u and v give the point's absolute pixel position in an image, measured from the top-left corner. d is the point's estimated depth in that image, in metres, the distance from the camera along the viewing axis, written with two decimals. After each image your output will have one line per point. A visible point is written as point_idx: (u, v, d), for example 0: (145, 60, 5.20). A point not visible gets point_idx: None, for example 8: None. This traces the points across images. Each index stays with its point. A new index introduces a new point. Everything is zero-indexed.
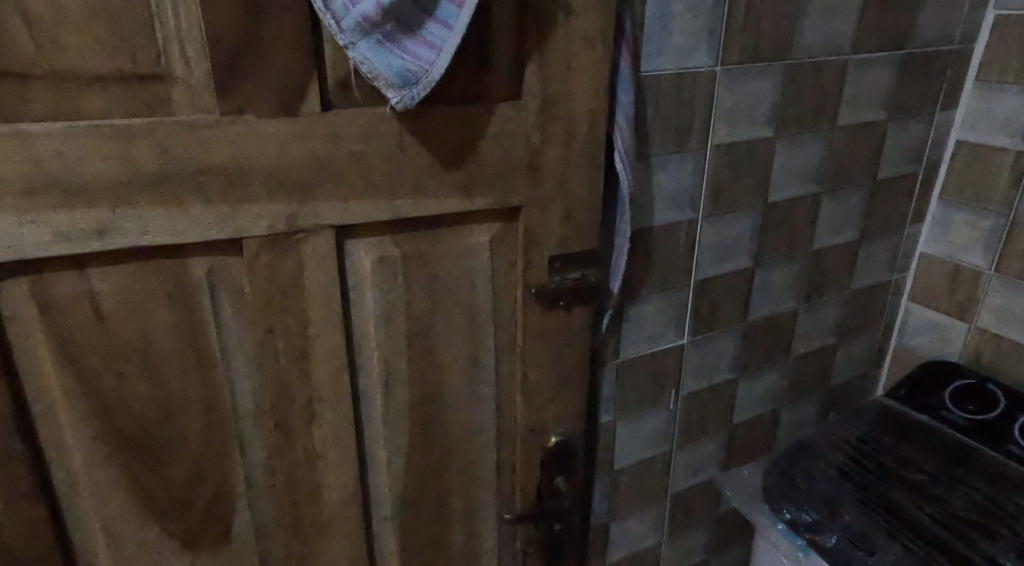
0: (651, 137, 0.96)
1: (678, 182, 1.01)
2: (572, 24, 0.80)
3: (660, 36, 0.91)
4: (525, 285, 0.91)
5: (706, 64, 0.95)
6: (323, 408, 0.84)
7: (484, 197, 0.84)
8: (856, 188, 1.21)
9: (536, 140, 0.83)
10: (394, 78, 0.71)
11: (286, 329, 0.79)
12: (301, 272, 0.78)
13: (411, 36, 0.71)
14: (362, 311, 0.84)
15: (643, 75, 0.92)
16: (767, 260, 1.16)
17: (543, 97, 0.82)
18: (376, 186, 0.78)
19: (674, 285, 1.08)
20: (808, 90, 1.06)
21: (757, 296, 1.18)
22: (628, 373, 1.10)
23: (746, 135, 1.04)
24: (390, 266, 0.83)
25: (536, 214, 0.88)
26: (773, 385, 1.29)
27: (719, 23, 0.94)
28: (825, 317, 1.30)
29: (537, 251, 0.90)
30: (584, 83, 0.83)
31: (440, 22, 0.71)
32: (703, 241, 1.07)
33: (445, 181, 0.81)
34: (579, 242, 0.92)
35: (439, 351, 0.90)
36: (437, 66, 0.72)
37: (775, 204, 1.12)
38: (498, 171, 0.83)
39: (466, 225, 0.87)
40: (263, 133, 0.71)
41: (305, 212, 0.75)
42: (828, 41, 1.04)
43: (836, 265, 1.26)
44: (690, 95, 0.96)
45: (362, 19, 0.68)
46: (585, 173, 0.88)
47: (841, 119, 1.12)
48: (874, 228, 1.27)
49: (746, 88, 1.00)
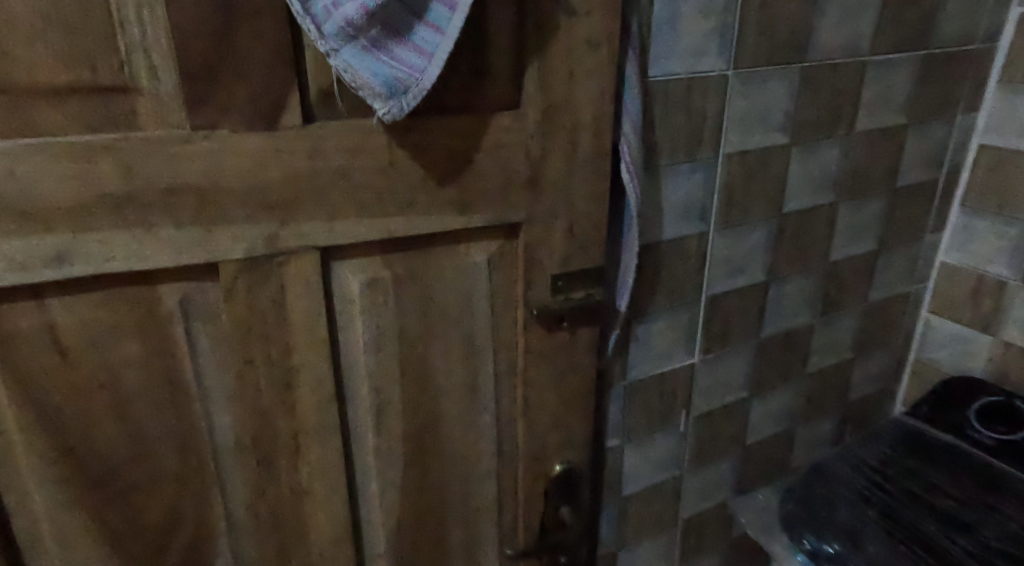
0: (659, 146, 0.89)
1: (688, 193, 0.95)
2: (574, 26, 0.75)
3: (669, 39, 0.85)
4: (526, 306, 0.86)
5: (718, 67, 0.89)
6: (309, 441, 0.79)
7: (480, 213, 0.78)
8: (873, 196, 1.14)
9: (537, 151, 0.78)
10: (381, 88, 0.64)
11: (267, 358, 0.73)
12: (283, 296, 0.72)
13: (399, 42, 0.65)
14: (351, 338, 0.78)
15: (650, 81, 0.85)
16: (781, 273, 1.10)
17: (543, 105, 0.77)
18: (363, 203, 0.72)
19: (684, 302, 1.02)
20: (824, 94, 1.00)
21: (770, 312, 1.12)
22: (635, 395, 1.04)
23: (760, 143, 0.98)
24: (380, 288, 0.77)
25: (536, 230, 0.82)
26: (788, 403, 1.23)
27: (732, 24, 0.88)
28: (841, 332, 1.23)
29: (537, 269, 0.84)
30: (587, 89, 0.78)
31: (430, 26, 0.65)
32: (715, 255, 1.01)
33: (439, 197, 0.75)
34: (582, 259, 0.86)
35: (435, 377, 0.84)
36: (428, 73, 0.66)
37: (789, 215, 1.06)
38: (495, 185, 0.78)
39: (463, 243, 0.81)
40: (238, 148, 0.65)
41: (286, 232, 0.70)
42: (845, 42, 0.98)
43: (852, 278, 1.20)
44: (701, 102, 0.90)
45: (344, 23, 0.62)
46: (588, 185, 0.83)
47: (859, 124, 1.06)
48: (893, 237, 1.21)
49: (760, 93, 0.94)
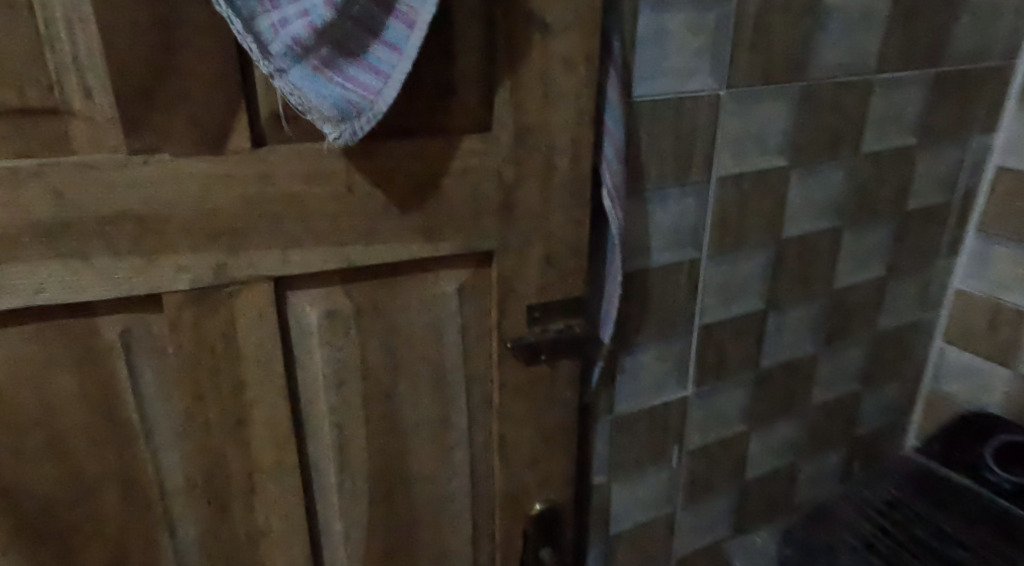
0: (646, 170, 0.84)
1: (678, 219, 0.90)
2: (549, 43, 0.70)
3: (655, 57, 0.79)
4: (500, 339, 0.81)
5: (709, 87, 0.84)
6: (266, 480, 0.74)
7: (449, 242, 0.74)
8: (881, 222, 1.08)
9: (510, 176, 0.74)
10: (331, 111, 0.60)
11: (218, 395, 0.69)
12: (233, 328, 0.68)
13: (353, 62, 0.60)
14: (309, 373, 0.74)
15: (636, 101, 0.80)
16: (781, 301, 1.04)
17: (516, 127, 0.72)
18: (320, 231, 0.68)
19: (675, 332, 0.97)
20: (826, 114, 0.94)
21: (769, 342, 1.06)
22: (622, 429, 0.98)
23: (756, 165, 0.92)
24: (340, 320, 0.73)
25: (510, 259, 0.78)
26: (789, 437, 1.17)
27: (724, 41, 0.83)
28: (847, 362, 1.17)
29: (512, 300, 0.80)
30: (563, 111, 0.73)
31: (387, 45, 0.61)
32: (707, 283, 0.96)
33: (403, 225, 0.71)
34: (561, 289, 0.81)
35: (402, 413, 0.80)
36: (384, 96, 0.61)
37: (789, 241, 1.00)
38: (465, 212, 0.73)
39: (431, 272, 0.76)
40: (181, 175, 0.61)
41: (236, 262, 0.65)
42: (849, 60, 0.93)
43: (859, 306, 1.14)
44: (691, 123, 0.85)
45: (291, 42, 0.57)
46: (566, 212, 0.78)
47: (865, 145, 1.00)
48: (903, 264, 1.15)
49: (756, 113, 0.89)
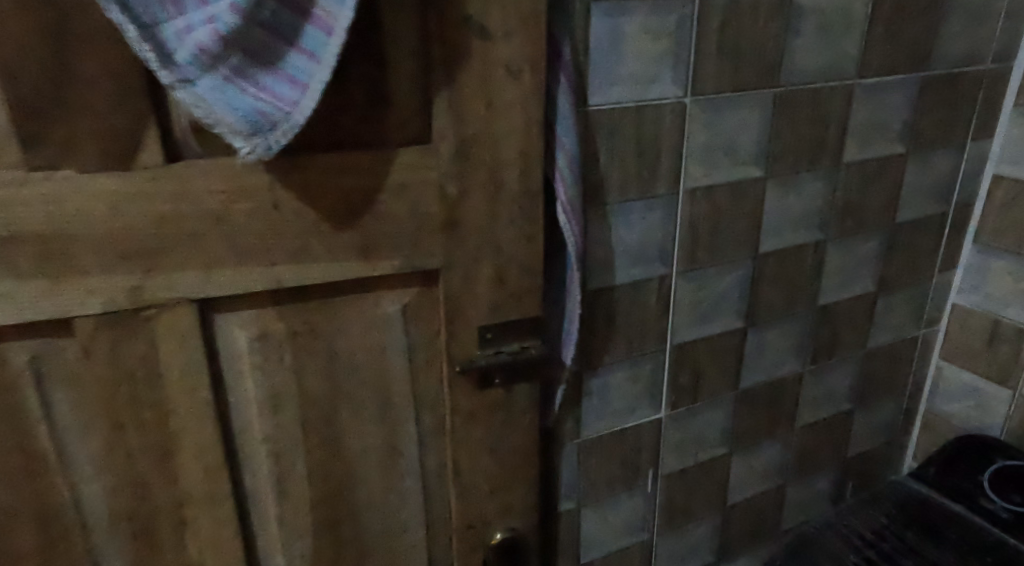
0: (606, 182, 0.80)
1: (644, 233, 0.85)
2: (489, 50, 0.65)
3: (612, 63, 0.75)
4: (450, 362, 0.77)
5: (673, 94, 0.79)
6: (197, 512, 0.71)
7: (388, 261, 0.70)
8: (869, 234, 1.03)
9: (453, 190, 0.69)
10: (242, 124, 0.56)
11: (139, 423, 0.65)
12: (153, 354, 0.64)
13: (268, 71, 0.56)
14: (242, 398, 0.70)
15: (591, 110, 0.76)
16: (762, 318, 0.99)
17: (458, 138, 0.68)
18: (245, 251, 0.64)
19: (646, 351, 0.92)
20: (803, 122, 0.89)
21: (749, 361, 1.01)
22: (591, 454, 0.94)
23: (728, 176, 0.87)
24: (272, 343, 0.69)
25: (457, 278, 0.73)
26: (775, 460, 1.11)
27: (686, 45, 0.78)
28: (836, 381, 1.12)
29: (461, 320, 0.75)
30: (509, 121, 0.69)
31: (305, 53, 0.57)
32: (679, 300, 0.91)
33: (337, 243, 0.67)
34: (514, 308, 0.77)
35: (345, 440, 0.75)
36: (302, 107, 0.58)
37: (768, 255, 0.95)
38: (405, 229, 0.69)
39: (372, 292, 0.72)
40: (86, 192, 0.57)
41: (152, 284, 0.61)
42: (826, 65, 0.88)
43: (847, 323, 1.08)
44: (654, 132, 0.80)
45: (196, 51, 0.53)
46: (517, 227, 0.73)
47: (847, 154, 0.95)
48: (894, 278, 1.09)
49: (725, 121, 0.84)
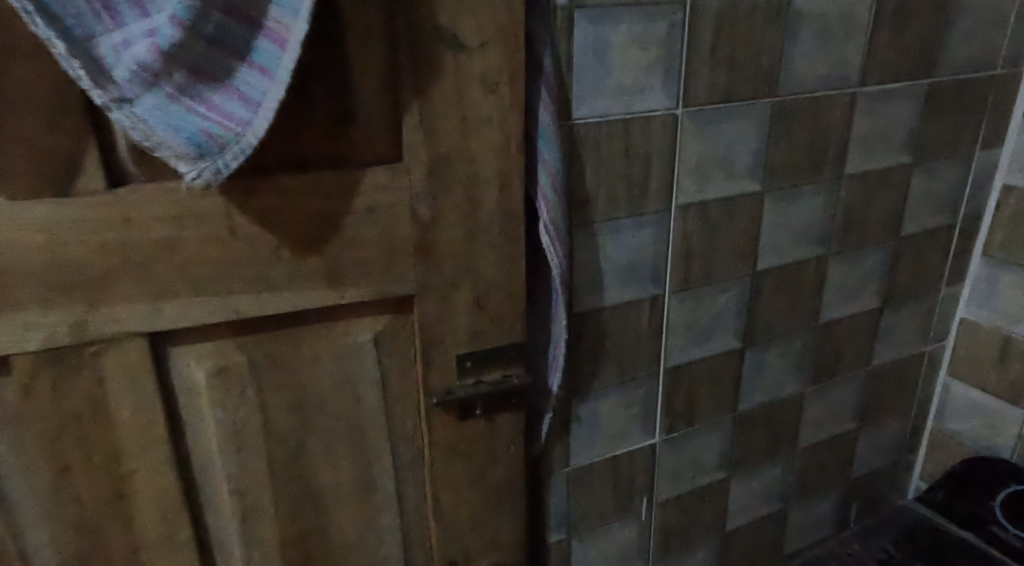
0: (593, 199, 0.75)
1: (633, 253, 0.80)
2: (463, 62, 0.61)
3: (597, 74, 0.70)
4: (426, 393, 0.72)
5: (663, 106, 0.75)
6: (154, 556, 0.66)
7: (357, 288, 0.65)
8: (873, 248, 0.98)
9: (426, 212, 0.65)
10: (186, 147, 0.51)
11: (88, 465, 0.61)
12: (101, 391, 0.59)
13: (217, 88, 0.52)
14: (201, 435, 0.66)
15: (576, 123, 0.71)
16: (760, 338, 0.94)
17: (430, 157, 0.63)
18: (199, 280, 0.59)
19: (638, 375, 0.87)
20: (803, 132, 0.85)
21: (748, 383, 0.96)
22: (581, 483, 0.89)
23: (723, 191, 0.83)
24: (232, 377, 0.64)
25: (433, 305, 0.69)
26: (776, 483, 1.06)
27: (677, 54, 0.73)
28: (839, 401, 1.07)
29: (438, 349, 0.70)
30: (485, 137, 0.64)
31: (257, 68, 0.52)
32: (673, 321, 0.87)
33: (300, 270, 0.62)
34: (495, 336, 0.72)
35: (315, 477, 0.71)
36: (254, 127, 0.53)
37: (767, 272, 0.90)
38: (374, 254, 0.64)
39: (341, 320, 0.67)
40: (20, 221, 0.53)
41: (96, 318, 0.57)
42: (827, 72, 0.83)
43: (851, 340, 1.03)
44: (643, 146, 0.75)
45: (134, 67, 0.49)
46: (496, 250, 0.69)
47: (850, 166, 0.90)
48: (900, 293, 1.04)
49: (719, 134, 0.79)
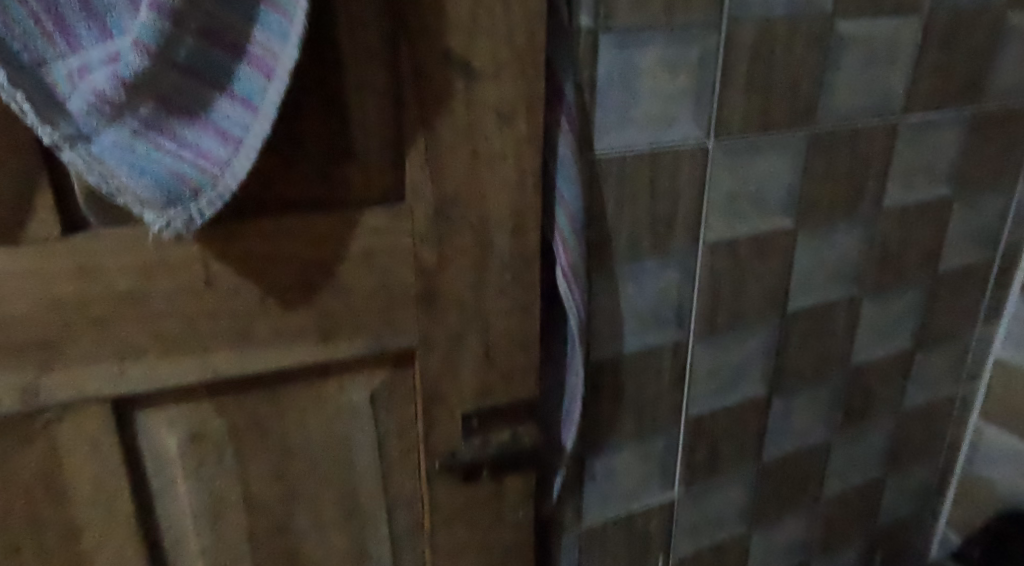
0: (614, 239, 0.68)
1: (656, 296, 0.73)
2: (476, 92, 0.53)
3: (623, 103, 0.63)
4: (428, 454, 0.65)
5: (693, 137, 0.68)
6: None
7: (353, 342, 0.58)
8: (909, 286, 0.91)
9: (431, 258, 0.57)
10: (153, 192, 0.44)
11: (42, 544, 0.53)
12: (57, 463, 0.52)
13: (191, 123, 0.44)
14: (174, 507, 0.58)
15: (598, 157, 0.64)
16: (787, 385, 0.87)
17: (437, 197, 0.56)
18: (171, 338, 0.51)
19: (658, 427, 0.80)
20: (841, 164, 0.78)
21: (773, 431, 0.89)
22: (594, 542, 0.82)
23: (754, 228, 0.75)
24: (210, 443, 0.57)
25: (437, 360, 0.61)
26: (799, 535, 0.99)
27: (710, 82, 0.66)
28: (868, 447, 0.99)
29: (442, 407, 0.63)
30: (499, 175, 0.57)
31: (238, 100, 0.45)
32: (696, 368, 0.79)
33: (288, 324, 0.55)
34: (506, 392, 0.65)
35: (302, 549, 0.63)
36: (233, 168, 0.45)
37: (797, 315, 0.83)
38: (372, 305, 0.57)
39: (334, 378, 0.59)
40: None
41: (50, 383, 0.49)
42: (868, 100, 0.76)
43: (882, 385, 0.96)
44: (670, 180, 0.68)
45: (91, 99, 0.41)
46: (508, 298, 0.61)
47: (888, 199, 0.83)
48: (934, 334, 0.97)
49: (752, 166, 0.72)
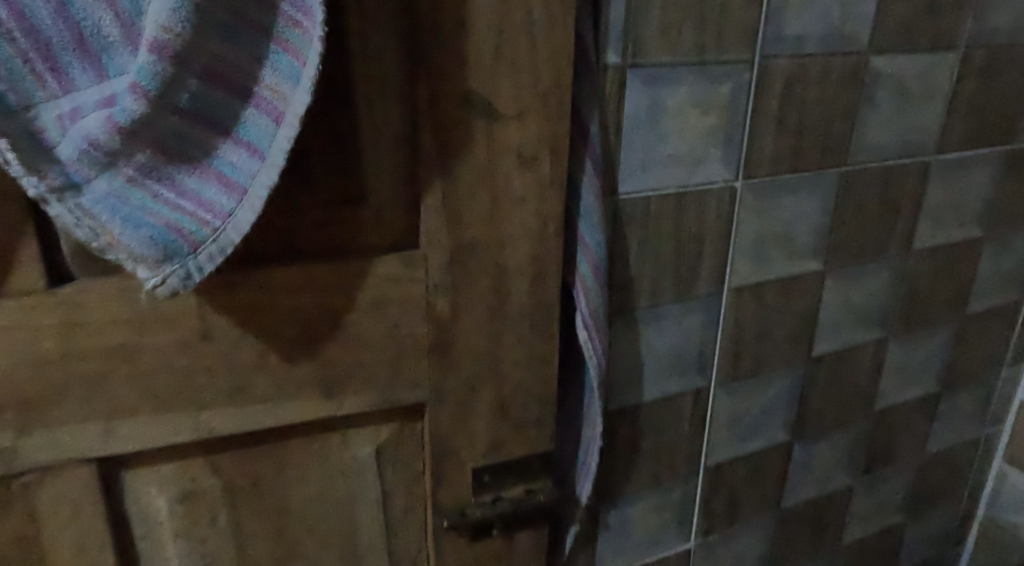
0: (636, 284, 0.64)
1: (677, 342, 0.70)
2: (497, 134, 0.50)
3: (648, 142, 0.60)
4: (436, 512, 0.60)
5: (721, 178, 0.64)
6: None
7: (359, 397, 0.54)
8: (936, 328, 0.87)
9: (444, 308, 0.53)
10: (148, 247, 0.40)
11: None
12: (37, 526, 0.48)
13: (191, 171, 0.41)
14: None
15: (621, 198, 0.61)
16: (810, 430, 0.83)
17: (453, 244, 0.52)
18: (163, 396, 0.48)
19: (675, 476, 0.76)
20: (871, 205, 0.74)
21: (793, 478, 0.85)
22: None
23: (780, 271, 0.72)
24: (202, 503, 0.53)
25: (448, 414, 0.57)
26: None
27: (740, 121, 0.63)
28: (889, 493, 0.96)
29: (452, 463, 0.59)
30: (520, 221, 0.53)
31: (244, 145, 0.41)
32: (717, 416, 0.76)
33: (290, 379, 0.51)
34: (520, 446, 0.61)
35: None
36: (236, 220, 0.42)
37: (822, 359, 0.80)
38: (380, 358, 0.53)
39: (338, 433, 0.56)
40: None
41: (30, 444, 0.46)
42: (901, 139, 0.72)
43: (905, 428, 0.92)
44: (696, 223, 0.65)
45: (83, 146, 0.38)
46: (526, 350, 0.57)
47: (918, 240, 0.80)
48: (960, 376, 0.93)
49: (781, 208, 0.69)
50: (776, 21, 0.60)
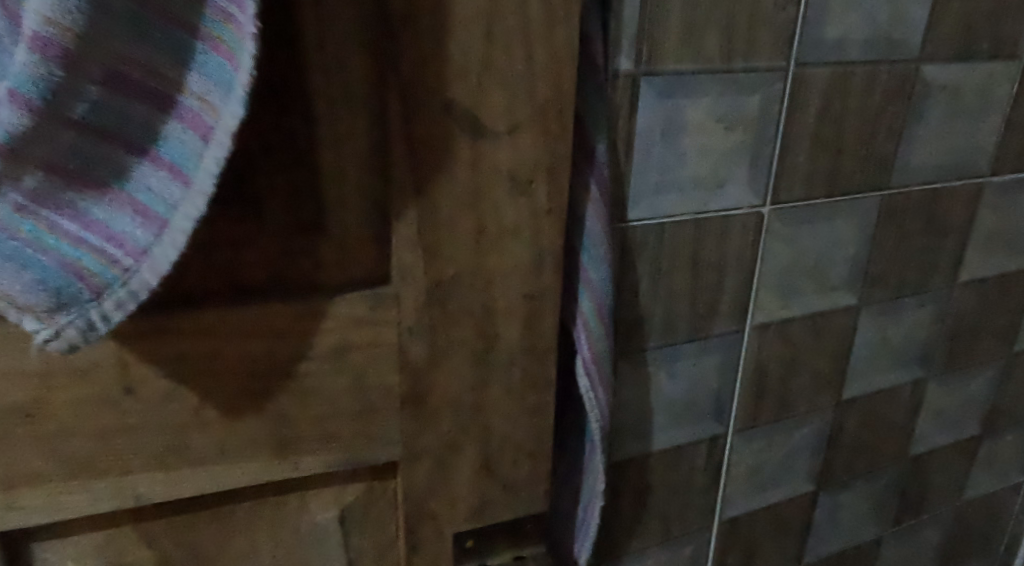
0: (645, 321, 0.56)
1: (692, 385, 0.61)
2: (484, 153, 0.42)
3: (663, 161, 0.52)
4: None
5: (746, 202, 0.56)
6: None
7: (318, 457, 0.46)
8: (980, 367, 0.78)
9: (420, 355, 0.45)
10: (37, 292, 0.33)
11: None
12: None
13: (99, 197, 0.33)
14: None
15: (630, 225, 0.53)
16: (837, 478, 0.75)
17: (430, 282, 0.44)
18: (79, 455, 0.41)
19: (686, 530, 0.68)
20: (915, 232, 0.65)
21: (816, 530, 0.77)
22: None
23: (811, 307, 0.64)
24: None
25: (424, 474, 0.49)
26: None
27: (770, 137, 0.54)
28: (922, 544, 0.87)
29: (430, 529, 0.51)
30: (510, 254, 0.45)
31: (165, 168, 0.33)
32: (734, 465, 0.67)
33: (233, 436, 0.43)
34: (509, 509, 0.52)
35: None
36: (151, 259, 0.34)
37: (853, 402, 0.71)
38: (343, 412, 0.45)
39: (294, 493, 0.48)
40: None
41: None
42: (952, 159, 0.64)
43: (941, 475, 0.83)
44: (717, 253, 0.56)
45: None
46: (517, 402, 0.49)
47: (966, 271, 0.71)
48: (1004, 418, 0.84)
49: (812, 236, 0.60)
50: (816, 23, 0.52)
